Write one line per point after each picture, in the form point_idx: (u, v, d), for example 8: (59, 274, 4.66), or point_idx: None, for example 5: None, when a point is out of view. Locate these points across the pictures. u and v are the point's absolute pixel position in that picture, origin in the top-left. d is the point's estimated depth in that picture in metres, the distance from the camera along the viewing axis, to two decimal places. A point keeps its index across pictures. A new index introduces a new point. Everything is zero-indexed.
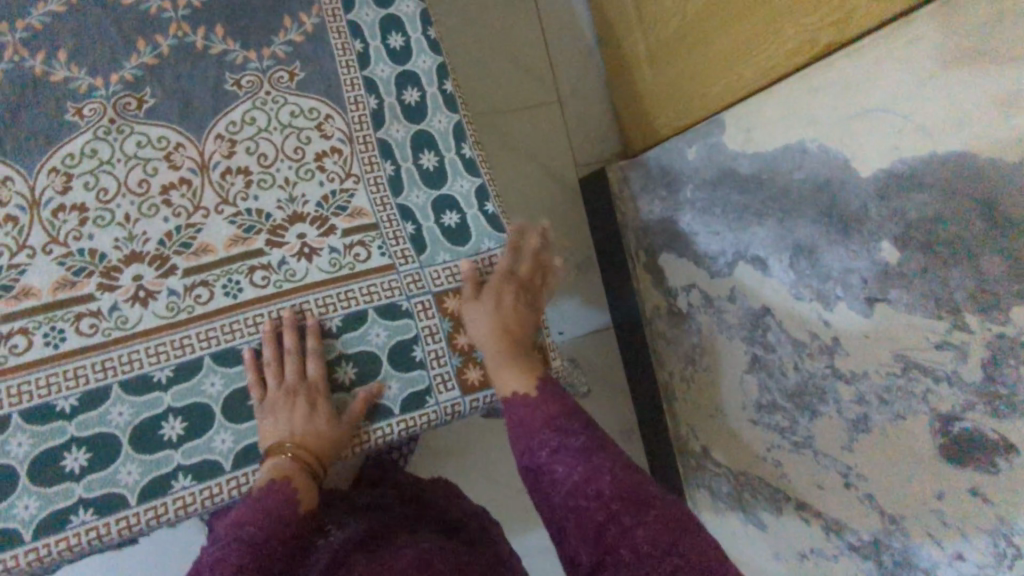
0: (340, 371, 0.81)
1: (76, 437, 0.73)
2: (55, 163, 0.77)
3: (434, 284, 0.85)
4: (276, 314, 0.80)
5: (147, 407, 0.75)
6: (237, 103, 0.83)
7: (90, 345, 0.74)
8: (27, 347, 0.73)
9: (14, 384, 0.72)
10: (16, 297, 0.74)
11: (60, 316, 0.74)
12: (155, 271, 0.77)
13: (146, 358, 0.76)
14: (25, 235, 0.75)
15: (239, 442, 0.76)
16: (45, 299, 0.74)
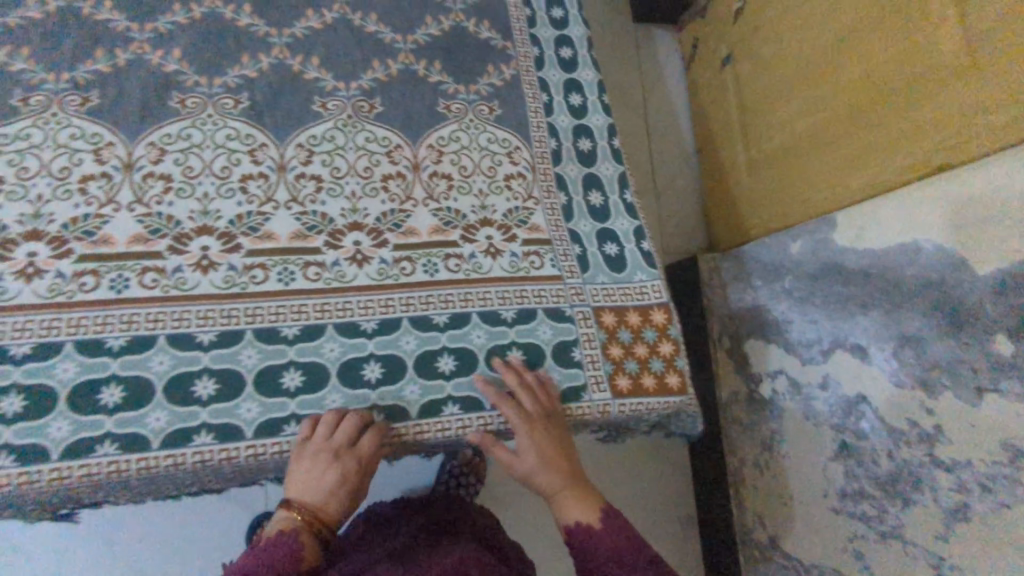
0: (508, 355, 0.98)
1: (294, 360, 0.91)
2: (302, 140, 1.02)
3: (593, 299, 1.05)
4: (464, 295, 1.00)
5: (353, 348, 0.93)
6: (445, 124, 1.09)
7: (314, 289, 0.95)
8: (264, 278, 0.93)
9: (238, 307, 0.91)
10: (260, 237, 0.95)
11: (293, 261, 0.95)
12: (370, 240, 0.99)
13: (357, 309, 0.95)
14: (272, 190, 0.98)
15: (425, 396, 0.93)
16: (282, 244, 0.96)
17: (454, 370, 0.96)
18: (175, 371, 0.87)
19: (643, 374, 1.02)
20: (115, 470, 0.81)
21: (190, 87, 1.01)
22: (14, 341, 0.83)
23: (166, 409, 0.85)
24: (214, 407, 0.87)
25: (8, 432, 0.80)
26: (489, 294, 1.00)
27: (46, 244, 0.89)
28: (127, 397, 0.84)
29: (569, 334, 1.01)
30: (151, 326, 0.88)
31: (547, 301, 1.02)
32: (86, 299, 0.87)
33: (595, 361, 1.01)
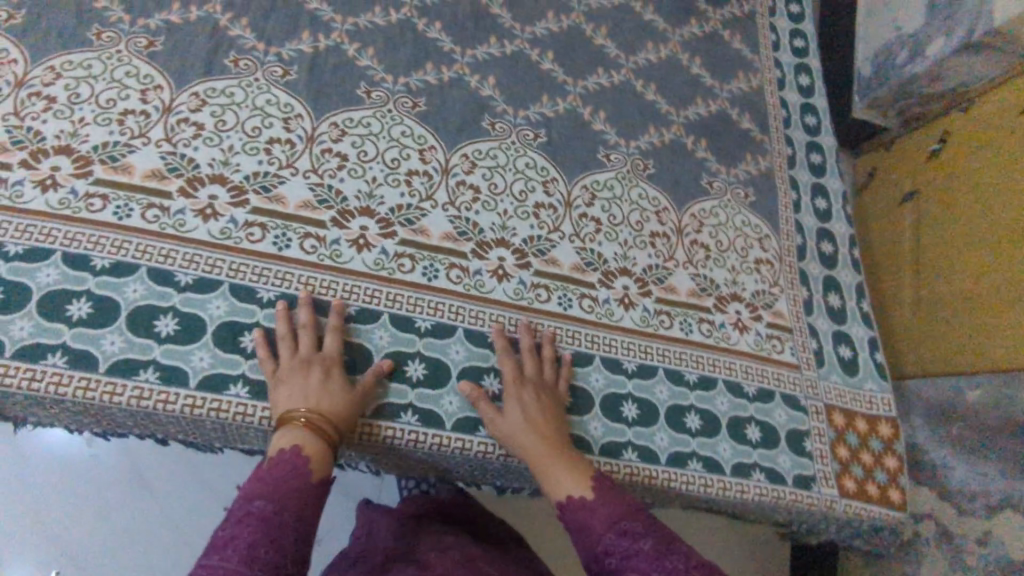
0: (750, 433, 0.78)
1: (496, 367, 0.73)
2: (468, 151, 0.84)
3: (826, 396, 0.85)
4: (647, 350, 0.79)
5: (479, 358, 0.73)
6: (603, 169, 0.89)
7: (448, 290, 0.75)
8: (411, 270, 0.74)
9: (442, 303, 0.74)
10: (414, 231, 0.76)
11: (441, 260, 0.76)
12: (515, 259, 0.79)
13: (491, 321, 0.75)
14: (432, 190, 0.80)
15: (609, 434, 0.73)
16: (433, 242, 0.77)
17: (637, 419, 0.75)
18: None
19: (869, 481, 0.82)
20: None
21: (354, 57, 0.86)
22: (182, 270, 0.68)
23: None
24: None
25: (159, 351, 0.65)
26: (690, 348, 0.80)
27: (227, 190, 0.73)
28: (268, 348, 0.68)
29: (801, 424, 0.81)
30: (302, 286, 0.70)
31: (754, 380, 0.82)
32: (253, 251, 0.71)
33: (825, 456, 0.81)
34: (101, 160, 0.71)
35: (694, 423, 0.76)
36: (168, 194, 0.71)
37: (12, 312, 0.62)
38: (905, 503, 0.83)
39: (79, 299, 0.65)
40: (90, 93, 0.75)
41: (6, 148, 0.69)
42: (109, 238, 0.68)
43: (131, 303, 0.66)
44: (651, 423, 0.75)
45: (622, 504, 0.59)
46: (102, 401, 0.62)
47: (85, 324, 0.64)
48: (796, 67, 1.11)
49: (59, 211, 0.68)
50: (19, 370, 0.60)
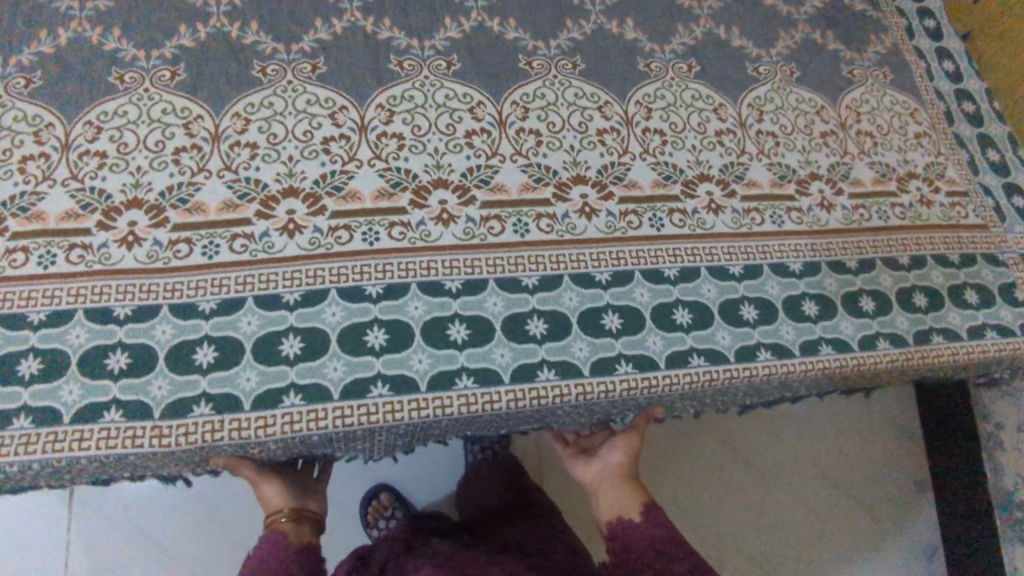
0: (970, 294, 0.84)
1: (747, 296, 0.75)
2: (639, 97, 0.85)
3: (1017, 246, 0.93)
4: (859, 245, 0.84)
5: (728, 290, 0.75)
6: (758, 84, 0.92)
7: (679, 235, 0.77)
8: (640, 225, 0.77)
9: (677, 248, 0.76)
10: (626, 186, 0.78)
11: (660, 208, 0.78)
12: (722, 190, 0.81)
13: (725, 254, 0.77)
14: (625, 143, 0.81)
15: (861, 331, 0.77)
16: (646, 193, 0.79)
17: (877, 310, 0.79)
18: (584, 307, 0.72)
19: None
20: (606, 390, 0.68)
21: (500, 31, 0.85)
22: (448, 277, 0.71)
23: (587, 341, 0.70)
24: (626, 339, 0.71)
25: (463, 358, 0.68)
26: (887, 235, 0.86)
27: (452, 191, 0.74)
28: (553, 329, 0.70)
29: (1007, 276, 0.88)
30: (555, 266, 0.73)
31: (955, 246, 0.88)
32: (500, 243, 0.73)
33: None
34: (328, 193, 0.72)
35: (922, 301, 0.82)
36: (403, 210, 0.73)
37: (322, 356, 0.66)
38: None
39: (372, 328, 0.68)
40: (286, 129, 0.75)
41: (237, 205, 0.71)
42: (374, 264, 0.70)
43: (418, 321, 0.69)
44: (890, 311, 0.80)
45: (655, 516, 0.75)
46: (436, 415, 0.65)
47: (388, 351, 0.67)
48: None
49: (316, 251, 0.70)
50: (353, 407, 0.64)
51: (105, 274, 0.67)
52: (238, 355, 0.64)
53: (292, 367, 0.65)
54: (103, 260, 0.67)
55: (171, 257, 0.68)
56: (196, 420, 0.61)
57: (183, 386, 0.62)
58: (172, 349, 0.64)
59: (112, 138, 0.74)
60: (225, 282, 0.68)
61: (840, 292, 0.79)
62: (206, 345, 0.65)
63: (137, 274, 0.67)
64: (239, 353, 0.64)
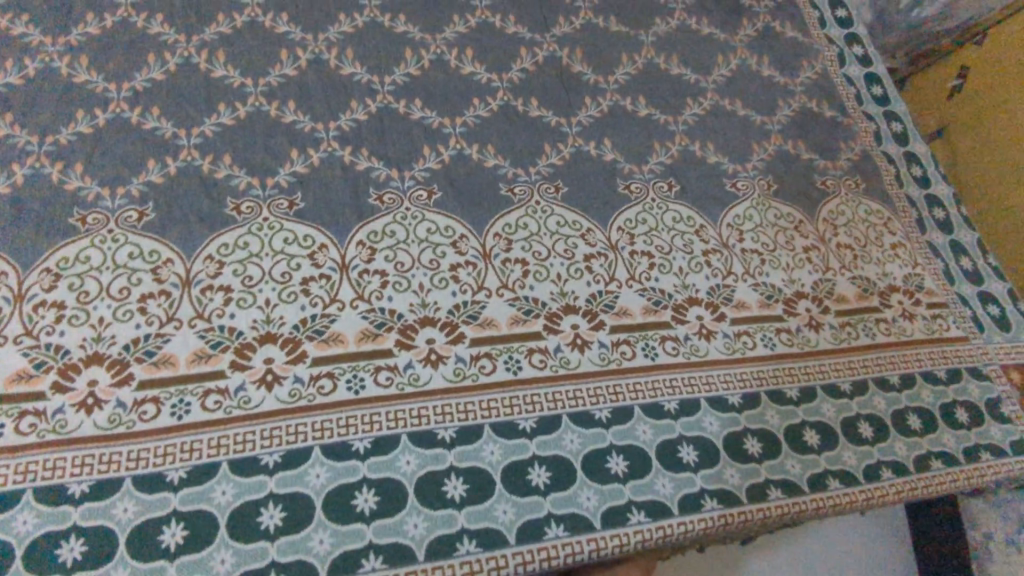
0: (960, 412, 0.85)
1: (750, 429, 0.73)
2: (621, 223, 0.84)
3: (998, 356, 0.95)
4: (848, 364, 0.83)
5: (730, 422, 0.72)
6: (738, 201, 0.93)
7: (675, 364, 0.74)
8: (635, 354, 0.73)
9: (675, 378, 0.73)
10: (618, 313, 0.76)
11: (652, 336, 0.75)
12: (711, 314, 0.79)
13: (722, 382, 0.75)
14: (612, 268, 0.79)
15: (863, 460, 0.76)
16: (638, 320, 0.76)
17: (875, 436, 0.78)
18: (586, 450, 0.67)
19: None
20: (620, 545, 0.62)
21: (481, 159, 0.85)
22: (441, 424, 0.65)
23: (595, 488, 0.65)
24: (635, 483, 0.66)
25: (463, 517, 0.61)
26: (877, 352, 0.86)
27: (439, 330, 0.70)
28: (556, 477, 0.65)
29: (993, 390, 0.89)
30: (553, 405, 0.68)
31: (942, 362, 0.90)
32: (493, 383, 0.68)
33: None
34: (308, 337, 0.68)
35: (918, 424, 0.82)
36: (388, 352, 0.68)
37: (305, 527, 0.58)
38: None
39: (361, 489, 0.61)
40: (262, 272, 0.71)
41: (209, 356, 0.66)
42: (358, 416, 0.64)
43: (411, 478, 0.62)
44: (889, 437, 0.79)
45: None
46: None
47: (379, 516, 0.60)
48: (865, 77, 1.20)
49: (298, 404, 0.64)
50: None
51: (62, 444, 0.60)
52: (211, 533, 0.57)
53: (272, 543, 0.57)
54: (57, 429, 0.60)
55: (135, 420, 0.62)
56: None
57: None
58: (135, 532, 0.56)
59: (73, 286, 0.68)
60: (196, 445, 0.61)
61: (839, 418, 0.78)
62: (176, 523, 0.57)
63: (97, 442, 0.60)
64: (214, 530, 0.57)
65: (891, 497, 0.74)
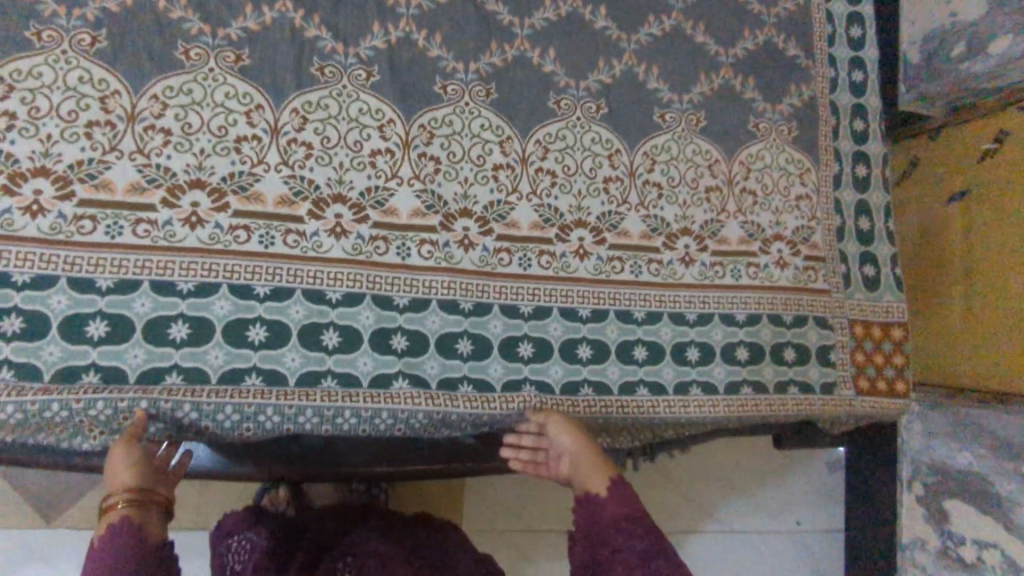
0: (788, 352, 1.05)
1: (586, 338, 0.93)
2: (540, 136, 0.93)
3: (851, 312, 1.11)
4: (700, 298, 1.01)
5: (572, 331, 0.92)
6: (660, 132, 1.01)
7: (545, 276, 0.91)
8: (510, 262, 0.89)
9: (536, 287, 0.90)
10: (507, 225, 0.90)
11: (530, 248, 0.90)
12: (593, 237, 0.95)
13: (579, 296, 0.93)
14: (517, 180, 0.91)
15: (678, 377, 0.98)
16: (523, 233, 0.90)
17: (699, 359, 1.00)
18: (443, 331, 0.85)
19: (880, 378, 1.10)
20: (451, 401, 0.82)
21: (425, 47, 0.90)
22: (330, 287, 0.80)
23: (439, 361, 0.84)
24: (471, 364, 0.85)
25: (330, 362, 0.79)
26: (731, 293, 1.03)
27: (348, 208, 0.83)
28: (412, 346, 0.83)
29: (829, 340, 1.08)
30: (426, 291, 0.85)
31: (794, 309, 1.07)
32: (382, 263, 0.83)
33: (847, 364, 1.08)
34: (233, 191, 0.79)
35: (743, 355, 1.02)
36: (300, 219, 0.80)
37: (204, 343, 0.75)
38: (909, 391, 1.12)
39: (254, 325, 0.77)
40: (201, 121, 0.80)
41: (144, 189, 0.76)
42: (261, 267, 0.78)
43: (297, 323, 0.79)
44: (710, 361, 1.00)
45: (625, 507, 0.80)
46: (298, 407, 0.76)
47: (265, 346, 0.77)
48: (849, 17, 1.19)
49: (213, 246, 0.77)
50: (227, 389, 0.74)
51: (13, 241, 0.72)
52: (128, 332, 0.73)
53: (176, 350, 0.74)
54: (6, 226, 0.72)
55: (74, 232, 0.74)
56: (82, 386, 0.71)
57: (73, 354, 0.72)
58: (65, 320, 0.72)
59: (24, 99, 0.75)
60: (124, 264, 0.74)
61: (671, 340, 0.98)
62: (99, 319, 0.73)
63: (40, 244, 0.73)
64: (130, 331, 0.73)
65: (693, 408, 0.97)
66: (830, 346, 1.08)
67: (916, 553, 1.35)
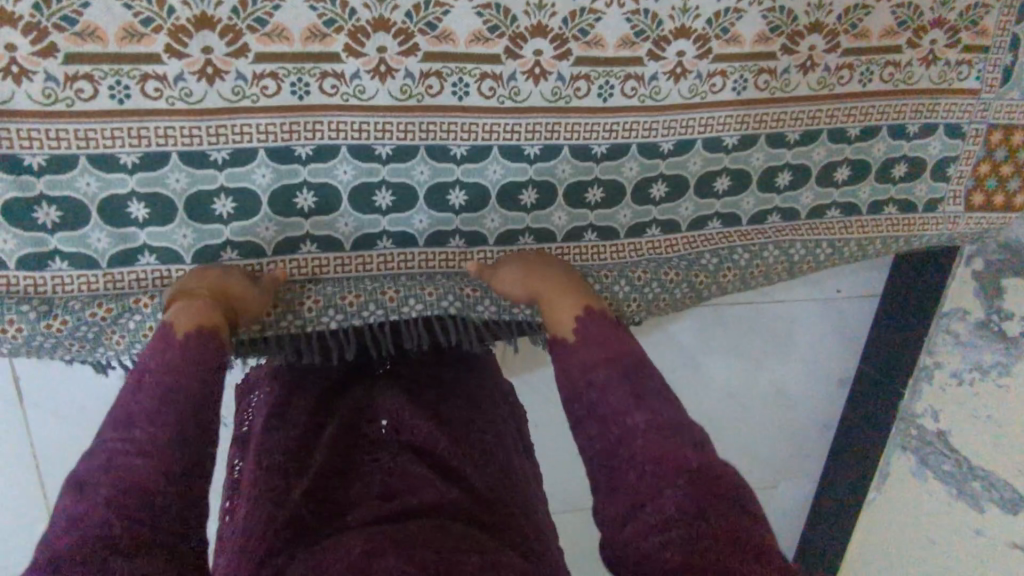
0: (896, 169, 0.91)
1: (663, 174, 0.81)
2: None
3: (995, 115, 0.90)
4: (809, 113, 0.84)
5: (649, 168, 0.81)
6: None
7: (628, 107, 0.77)
8: (587, 93, 0.75)
9: (613, 122, 0.77)
10: (589, 44, 0.73)
11: (614, 73, 0.75)
12: (696, 49, 0.77)
13: (661, 129, 0.79)
14: None
15: (758, 206, 0.87)
16: (608, 54, 0.74)
17: (789, 184, 0.87)
18: (506, 181, 0.76)
19: (998, 193, 0.94)
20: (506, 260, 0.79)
21: None
22: (378, 141, 0.70)
23: (501, 214, 0.78)
24: (535, 216, 0.79)
25: (386, 222, 0.74)
26: (845, 104, 0.85)
27: (393, 37, 0.67)
28: (472, 202, 0.76)
29: (953, 152, 0.91)
30: (487, 136, 0.73)
31: (922, 117, 0.89)
32: (436, 107, 0.71)
33: (963, 178, 0.93)
34: (249, 28, 0.63)
35: (842, 175, 0.89)
36: (336, 57, 0.66)
37: (253, 216, 0.70)
38: None
39: (302, 190, 0.70)
40: None
41: (141, 35, 0.61)
42: (299, 123, 0.67)
43: (346, 186, 0.71)
44: (801, 187, 0.88)
45: (614, 347, 0.61)
46: (359, 270, 0.76)
47: (317, 212, 0.72)
48: None
49: (240, 103, 0.65)
50: (285, 260, 0.73)
51: (8, 116, 0.60)
52: (170, 212, 0.67)
53: (225, 227, 0.69)
54: None
55: (73, 99, 0.61)
56: (141, 270, 0.69)
57: (123, 238, 0.67)
58: (103, 203, 0.65)
59: None
60: (143, 133, 0.64)
61: (764, 167, 0.85)
62: (137, 200, 0.66)
63: (38, 118, 0.61)
64: (172, 210, 0.67)
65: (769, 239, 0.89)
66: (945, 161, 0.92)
67: (954, 321, 1.24)
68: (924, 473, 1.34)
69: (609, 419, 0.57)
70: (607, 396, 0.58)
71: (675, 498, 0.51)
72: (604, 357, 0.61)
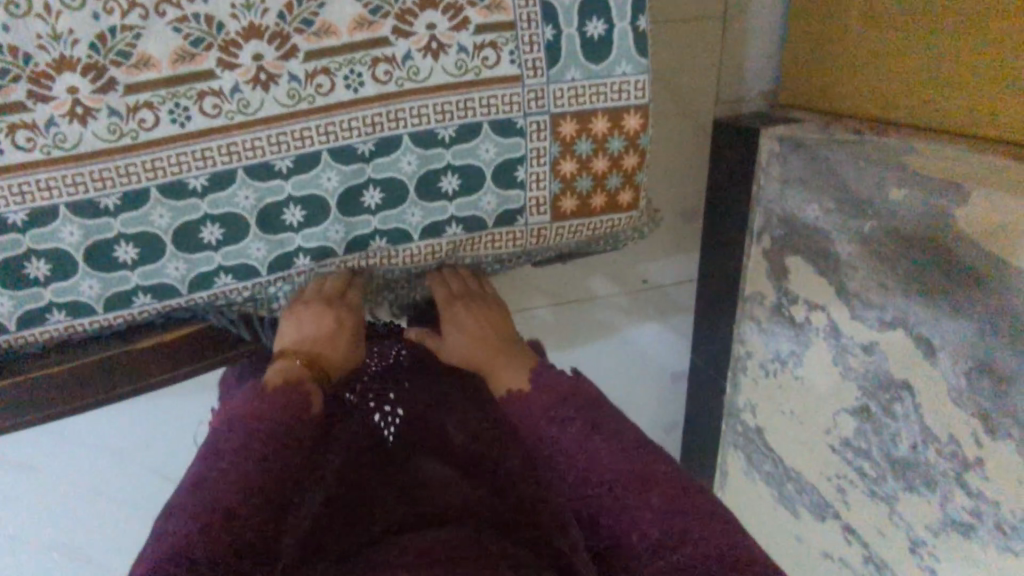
0: None
1: (451, 166, 0.72)
2: None
3: None
4: (616, 84, 0.74)
5: (430, 161, 0.71)
6: None
7: (388, 94, 0.68)
8: (332, 88, 0.66)
9: (373, 114, 0.68)
10: (316, 34, 0.65)
11: (359, 59, 0.66)
12: (450, 22, 0.67)
13: (435, 115, 0.70)
14: None
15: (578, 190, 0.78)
16: (344, 40, 0.65)
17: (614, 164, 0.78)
18: (264, 204, 0.70)
19: (594, 192, 0.78)
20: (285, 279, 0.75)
21: None
22: (100, 194, 0.66)
23: (265, 240, 0.72)
24: (306, 233, 0.72)
25: (137, 278, 0.70)
26: (612, 77, 0.74)
27: (81, 76, 0.62)
28: (230, 233, 0.71)
29: None
30: (227, 159, 0.67)
31: None
32: (155, 140, 0.65)
33: (540, 180, 0.76)
34: None
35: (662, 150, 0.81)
36: (22, 106, 0.61)
37: None
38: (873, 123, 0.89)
39: (30, 259, 0.67)
40: None
41: None
42: (3, 188, 0.63)
43: (78, 248, 0.68)
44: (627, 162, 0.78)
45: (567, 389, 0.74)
46: (123, 323, 0.73)
47: (53, 280, 0.68)
48: None
49: None
50: (33, 334, 0.70)
51: None
52: None
53: None
54: None
55: None
56: None
57: None
58: None
59: None
60: None
61: (558, 149, 0.75)
62: None
63: None
64: None
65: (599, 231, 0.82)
66: (621, 146, 0.77)
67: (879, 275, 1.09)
68: (810, 434, 1.25)
69: (584, 456, 0.67)
70: (551, 404, 0.73)
71: (652, 522, 0.61)
72: (571, 394, 0.74)
